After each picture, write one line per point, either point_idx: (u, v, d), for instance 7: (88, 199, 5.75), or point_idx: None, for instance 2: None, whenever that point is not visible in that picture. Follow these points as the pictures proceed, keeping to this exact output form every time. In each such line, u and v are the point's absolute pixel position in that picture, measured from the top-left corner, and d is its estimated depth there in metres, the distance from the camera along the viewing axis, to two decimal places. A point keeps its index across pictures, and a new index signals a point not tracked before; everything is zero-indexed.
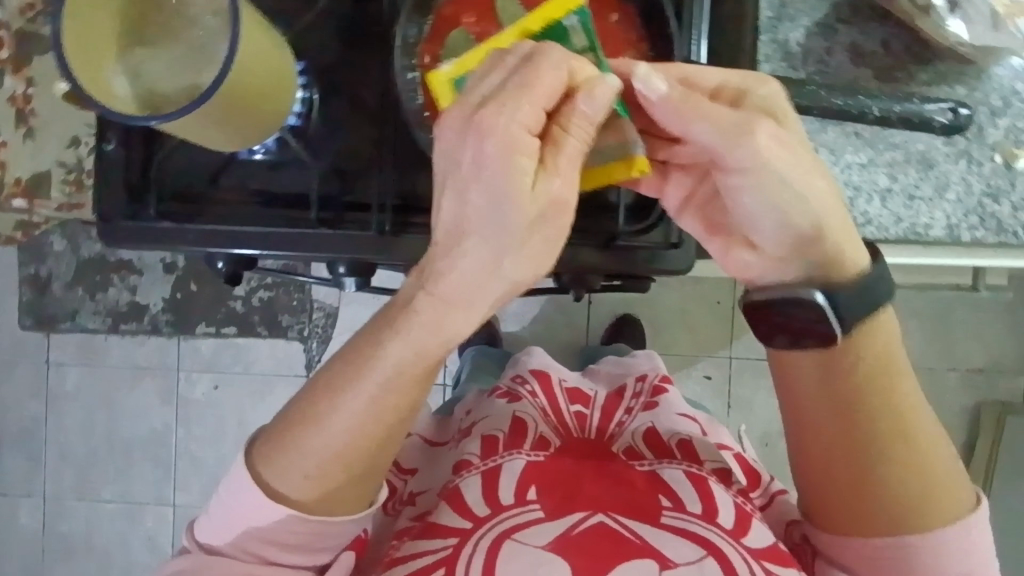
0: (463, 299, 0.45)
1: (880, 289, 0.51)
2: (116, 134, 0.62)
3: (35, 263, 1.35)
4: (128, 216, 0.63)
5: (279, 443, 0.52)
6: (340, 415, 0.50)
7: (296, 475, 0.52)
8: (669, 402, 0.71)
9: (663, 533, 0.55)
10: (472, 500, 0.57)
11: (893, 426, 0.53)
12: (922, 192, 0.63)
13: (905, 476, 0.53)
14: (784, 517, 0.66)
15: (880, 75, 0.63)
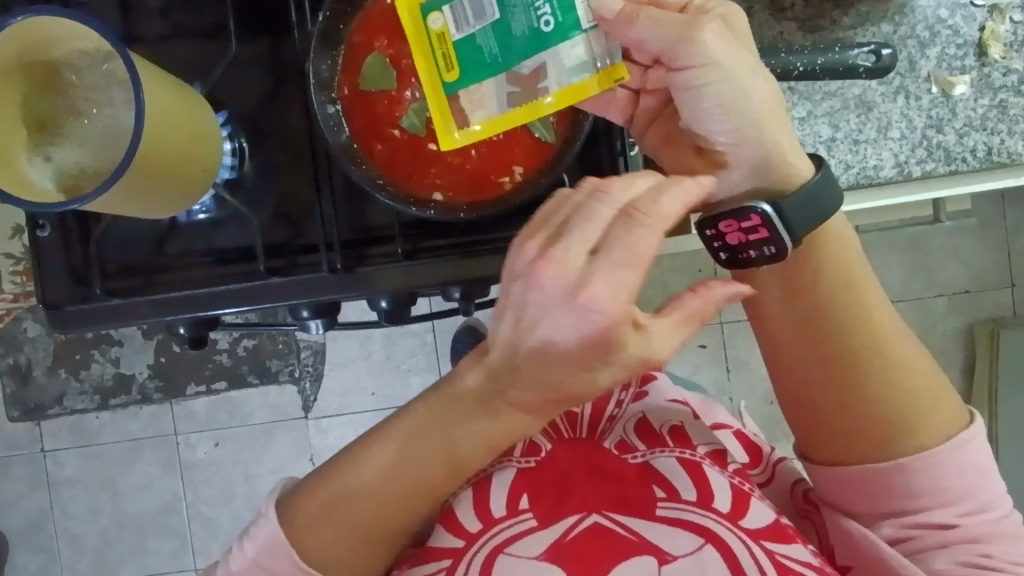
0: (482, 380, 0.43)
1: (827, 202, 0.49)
2: (50, 219, 0.61)
3: (12, 354, 1.33)
4: (76, 299, 0.62)
5: (321, 505, 0.52)
6: (386, 482, 0.51)
7: (333, 532, 0.52)
8: (659, 389, 0.67)
9: (657, 525, 0.54)
10: (464, 517, 0.56)
11: (873, 345, 0.53)
12: (866, 135, 0.63)
13: (891, 394, 0.53)
14: (787, 485, 0.64)
15: (804, 26, 0.62)
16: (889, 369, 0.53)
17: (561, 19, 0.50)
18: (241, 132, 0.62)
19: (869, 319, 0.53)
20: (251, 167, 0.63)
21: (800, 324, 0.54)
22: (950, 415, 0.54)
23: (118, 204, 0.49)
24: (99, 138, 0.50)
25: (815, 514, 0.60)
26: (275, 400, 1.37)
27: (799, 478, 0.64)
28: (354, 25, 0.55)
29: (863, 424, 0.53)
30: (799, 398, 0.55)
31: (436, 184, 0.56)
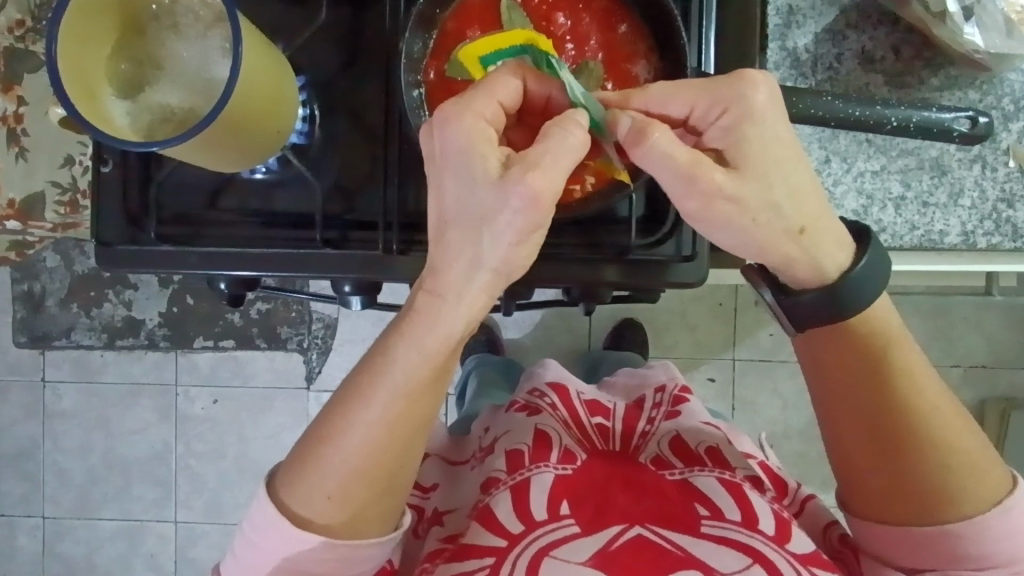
0: (452, 293, 0.43)
1: (863, 294, 0.48)
2: (113, 156, 0.61)
3: (29, 280, 1.34)
4: (127, 239, 0.62)
5: (296, 469, 0.49)
6: (351, 431, 0.48)
7: (311, 495, 0.49)
8: (691, 410, 0.69)
9: (703, 542, 0.54)
10: (504, 517, 0.56)
11: (916, 420, 0.51)
12: (936, 199, 0.63)
13: (932, 467, 0.51)
14: (819, 525, 0.64)
15: (890, 81, 0.62)
16: (932, 444, 0.51)
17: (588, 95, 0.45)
18: (315, 99, 0.62)
19: (914, 392, 0.51)
20: (321, 134, 0.62)
21: (842, 389, 0.53)
22: (992, 486, 0.52)
23: (199, 151, 0.49)
24: (192, 84, 0.50)
25: (851, 558, 0.59)
26: (280, 366, 1.36)
27: (832, 520, 0.64)
28: (450, 12, 0.55)
29: (901, 489, 0.52)
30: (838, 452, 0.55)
31: None
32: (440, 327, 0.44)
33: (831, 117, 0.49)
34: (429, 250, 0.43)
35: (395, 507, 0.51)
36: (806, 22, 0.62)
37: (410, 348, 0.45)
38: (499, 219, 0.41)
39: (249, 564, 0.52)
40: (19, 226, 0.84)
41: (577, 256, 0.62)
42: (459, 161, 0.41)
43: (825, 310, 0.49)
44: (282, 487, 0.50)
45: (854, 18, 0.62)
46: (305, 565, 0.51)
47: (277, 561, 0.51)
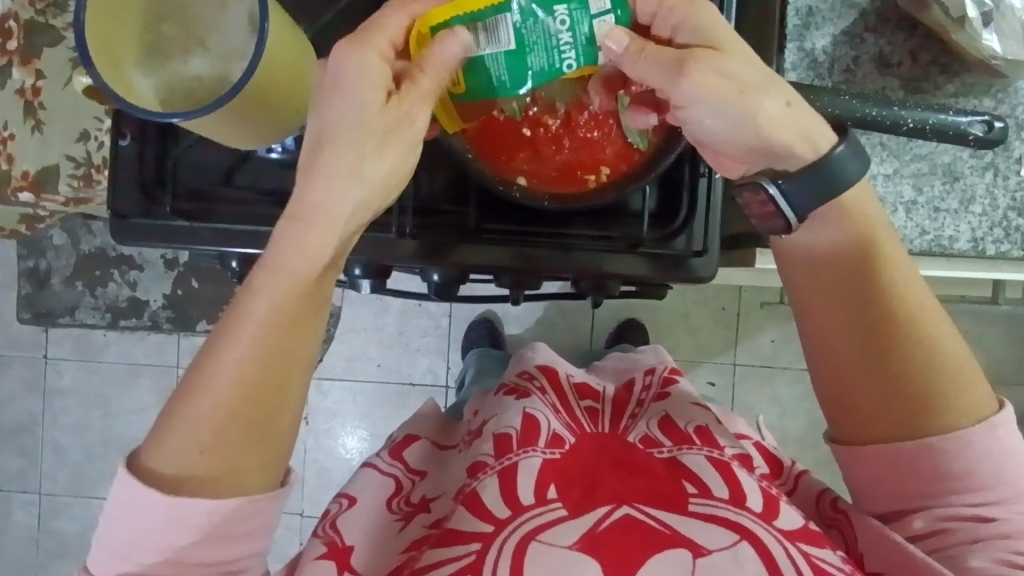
0: (323, 214, 0.44)
1: (849, 171, 0.49)
2: (132, 129, 0.62)
3: (35, 256, 1.34)
4: (141, 212, 0.62)
5: (154, 431, 0.46)
6: (218, 373, 0.45)
7: (168, 452, 0.46)
8: (679, 392, 0.71)
9: (691, 519, 0.53)
10: (492, 502, 0.55)
11: (901, 323, 0.51)
12: (948, 204, 0.64)
13: (914, 365, 0.51)
14: (811, 496, 0.60)
15: (907, 85, 0.62)
16: (925, 346, 0.51)
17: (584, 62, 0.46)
18: None
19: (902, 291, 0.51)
20: None
21: (822, 291, 0.53)
22: (981, 400, 0.51)
23: (218, 123, 0.50)
24: (216, 60, 0.50)
25: (844, 525, 0.55)
26: None
27: (824, 488, 0.60)
28: None
29: (891, 398, 0.51)
30: (820, 369, 0.54)
31: (523, 169, 0.55)
32: (304, 247, 0.44)
33: (848, 115, 0.50)
34: (306, 167, 0.44)
35: (277, 459, 0.48)
36: (825, 23, 0.62)
37: (267, 273, 0.45)
38: (369, 161, 0.44)
39: (128, 530, 0.46)
40: (32, 199, 0.84)
41: (587, 246, 0.62)
42: (345, 104, 0.43)
43: (807, 190, 0.49)
44: (144, 451, 0.46)
45: (872, 21, 0.62)
46: (201, 523, 0.46)
47: (163, 524, 0.46)
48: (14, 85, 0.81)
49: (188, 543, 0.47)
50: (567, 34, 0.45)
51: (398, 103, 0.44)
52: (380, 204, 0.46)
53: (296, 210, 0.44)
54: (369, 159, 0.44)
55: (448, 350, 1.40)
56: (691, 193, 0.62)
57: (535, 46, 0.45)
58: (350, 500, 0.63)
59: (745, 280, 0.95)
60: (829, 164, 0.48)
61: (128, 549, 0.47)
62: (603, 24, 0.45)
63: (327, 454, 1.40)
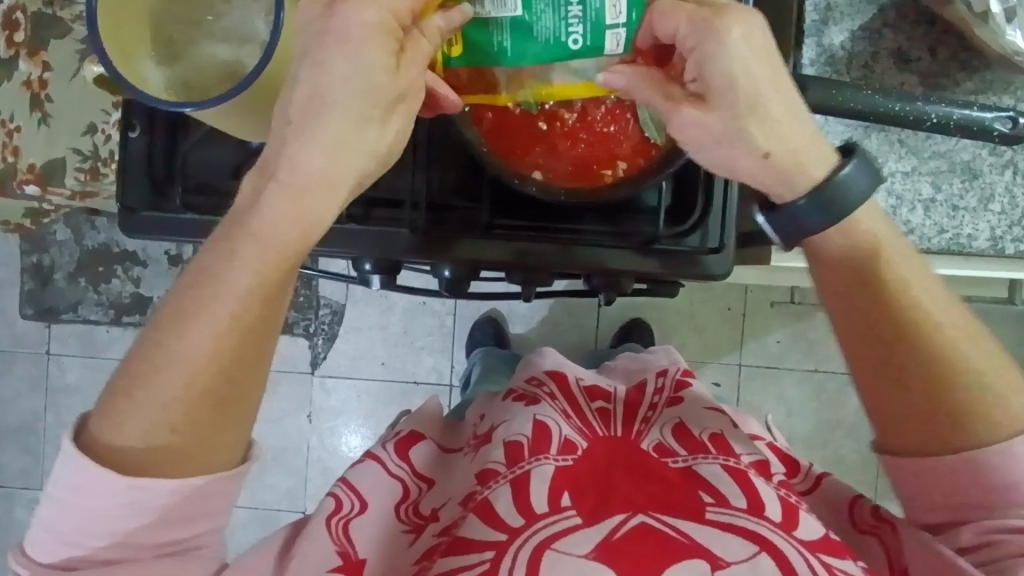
0: (319, 179, 0.44)
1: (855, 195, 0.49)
2: (142, 121, 0.61)
3: (38, 253, 1.34)
4: (150, 206, 0.61)
5: (107, 405, 0.45)
6: (185, 344, 0.44)
7: (123, 427, 0.44)
8: (693, 395, 0.70)
9: (708, 528, 0.52)
10: (504, 511, 0.54)
11: (923, 341, 0.51)
12: (967, 202, 0.66)
13: (955, 379, 0.50)
14: (842, 501, 0.60)
15: (925, 82, 0.62)
16: (950, 363, 0.50)
17: (590, 43, 0.45)
18: None
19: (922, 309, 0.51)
20: None
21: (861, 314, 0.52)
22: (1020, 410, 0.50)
23: (231, 115, 0.49)
24: (224, 51, 0.49)
25: (888, 532, 0.55)
26: (286, 350, 1.38)
27: (855, 495, 0.59)
28: None
29: (918, 414, 0.51)
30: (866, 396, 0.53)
31: (537, 163, 0.55)
32: (297, 216, 0.44)
33: (871, 111, 0.50)
34: (302, 123, 0.43)
35: (238, 438, 0.47)
36: (843, 19, 0.62)
37: (245, 237, 0.44)
38: (372, 127, 0.44)
39: (79, 512, 0.45)
40: (38, 192, 0.84)
41: (599, 241, 0.61)
42: (353, 69, 0.41)
43: (814, 215, 0.50)
44: (95, 428, 0.45)
45: (891, 17, 0.62)
46: (161, 504, 0.46)
47: (123, 506, 0.45)
48: (20, 77, 0.79)
49: (144, 525, 0.46)
50: (578, 7, 0.44)
51: (406, 69, 0.43)
52: (376, 169, 0.46)
53: (291, 180, 0.43)
54: (372, 128, 0.44)
55: (453, 349, 1.39)
56: (707, 192, 0.61)
57: (541, 15, 0.44)
58: (362, 504, 0.62)
59: (756, 278, 0.95)
60: (828, 187, 0.49)
61: (76, 529, 0.46)
62: (615, 6, 0.44)
63: (331, 453, 1.39)
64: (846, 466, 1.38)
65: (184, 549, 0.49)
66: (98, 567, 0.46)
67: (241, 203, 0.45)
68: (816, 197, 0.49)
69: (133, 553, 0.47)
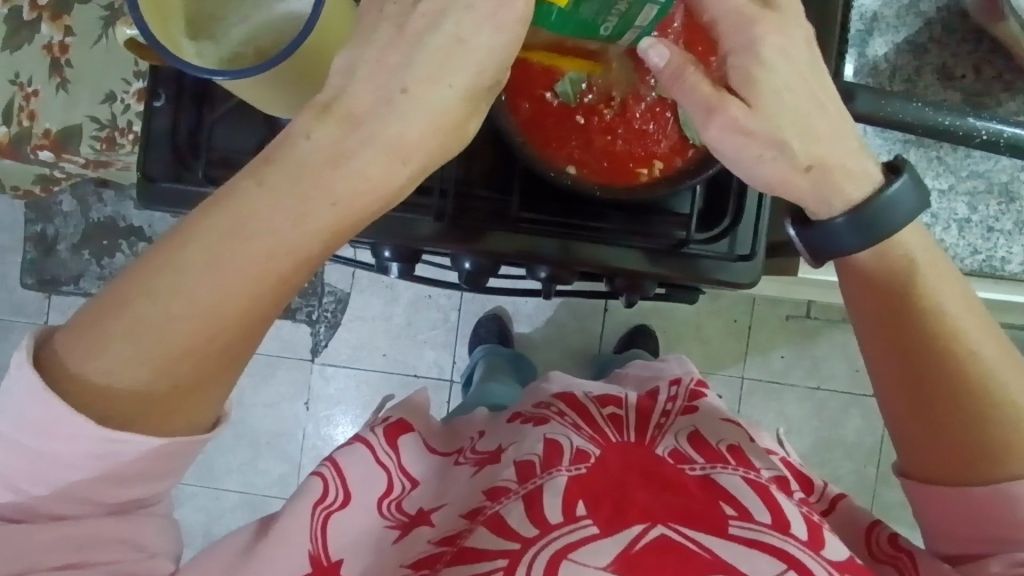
0: (399, 154, 0.40)
1: (896, 214, 0.49)
2: (167, 90, 0.59)
3: (43, 222, 1.32)
4: (170, 176, 0.60)
5: (89, 339, 0.40)
6: (191, 292, 0.40)
7: (112, 369, 0.40)
8: (707, 406, 0.69)
9: (732, 544, 0.51)
10: (517, 523, 0.53)
11: (966, 373, 0.51)
12: (1002, 225, 0.67)
13: (985, 414, 0.50)
14: (859, 528, 0.60)
15: (970, 99, 0.63)
16: (987, 396, 0.50)
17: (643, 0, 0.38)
18: None
19: (966, 339, 0.51)
20: None
21: (892, 342, 0.52)
22: None
23: (263, 87, 0.48)
24: (259, 23, 0.48)
25: (906, 562, 0.56)
26: (286, 335, 1.37)
27: (873, 521, 0.60)
28: None
29: (950, 443, 0.51)
30: (895, 419, 0.54)
31: (573, 156, 0.53)
32: (374, 180, 0.41)
33: (919, 124, 0.49)
34: (405, 111, 0.40)
35: (219, 398, 0.44)
36: (888, 31, 0.63)
37: (322, 203, 0.40)
38: (471, 121, 0.42)
39: (37, 455, 0.42)
40: (52, 157, 0.82)
41: (629, 244, 0.60)
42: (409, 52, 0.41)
43: (850, 235, 0.49)
44: (74, 365, 0.40)
45: (937, 32, 0.63)
46: (131, 459, 0.43)
47: (91, 456, 0.42)
48: (41, 40, 0.78)
49: (104, 476, 0.43)
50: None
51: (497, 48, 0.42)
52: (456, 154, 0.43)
53: (390, 143, 0.40)
54: (473, 120, 0.42)
55: (456, 345, 1.38)
56: (740, 198, 0.60)
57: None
58: (345, 496, 0.60)
59: (771, 289, 0.94)
60: (874, 207, 0.48)
61: (23, 474, 0.43)
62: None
63: (325, 442, 1.38)
64: (843, 487, 1.37)
65: (137, 506, 0.47)
66: (47, 521, 0.44)
67: (306, 154, 0.40)
68: (855, 217, 0.49)
69: (85, 506, 0.45)
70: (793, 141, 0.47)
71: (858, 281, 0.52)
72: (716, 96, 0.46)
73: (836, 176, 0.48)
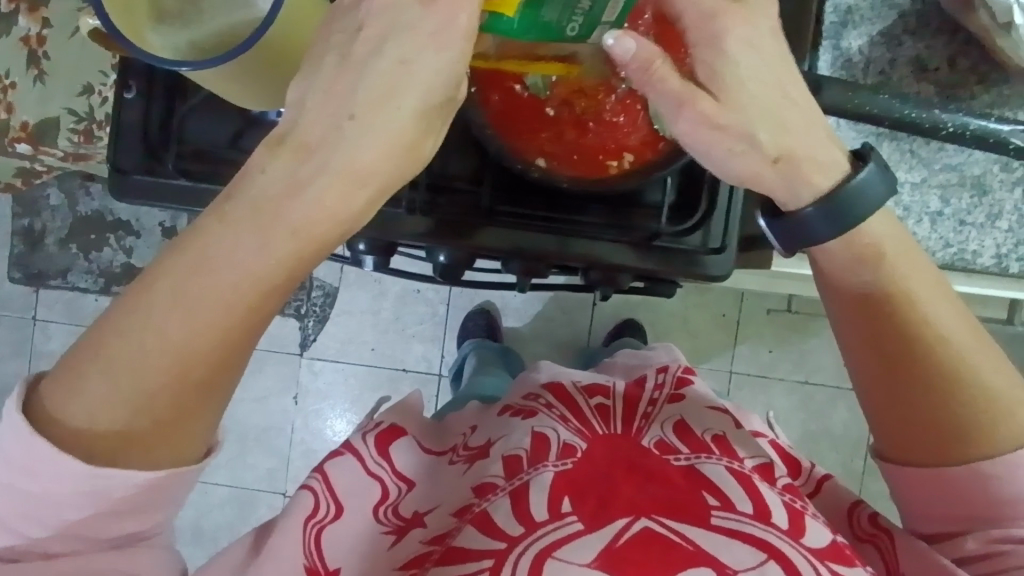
0: (354, 177, 0.42)
1: (862, 204, 0.49)
2: (138, 82, 0.59)
3: (30, 216, 1.32)
4: (142, 170, 0.59)
5: (73, 384, 0.42)
6: (163, 329, 0.42)
7: (92, 411, 0.42)
8: (693, 393, 0.70)
9: (714, 534, 0.52)
10: (503, 520, 0.53)
11: (940, 355, 0.51)
12: (975, 219, 0.67)
13: (959, 394, 0.50)
14: (843, 508, 0.61)
15: (944, 92, 0.63)
16: (961, 377, 0.51)
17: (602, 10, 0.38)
18: None
19: (937, 322, 0.51)
20: None
21: (866, 328, 0.52)
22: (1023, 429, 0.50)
23: (229, 77, 0.47)
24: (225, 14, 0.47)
25: (885, 541, 0.56)
26: (274, 329, 1.37)
27: (857, 500, 0.61)
28: None
29: (925, 428, 0.51)
30: (870, 406, 0.54)
31: (543, 149, 0.54)
32: (328, 209, 0.42)
33: (886, 116, 0.49)
34: (359, 135, 0.41)
35: (203, 431, 0.46)
36: (862, 23, 0.63)
37: (281, 233, 0.42)
38: (427, 139, 0.43)
39: (28, 496, 0.43)
40: (29, 150, 0.82)
41: (603, 236, 0.60)
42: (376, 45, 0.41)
43: (823, 225, 0.49)
44: (59, 409, 0.42)
45: (912, 24, 0.63)
46: (120, 494, 0.44)
47: (78, 494, 0.43)
48: (19, 33, 0.78)
49: (98, 514, 0.45)
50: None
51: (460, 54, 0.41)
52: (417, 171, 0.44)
53: (345, 168, 0.42)
54: (428, 141, 0.43)
55: (445, 339, 1.38)
56: (712, 189, 0.60)
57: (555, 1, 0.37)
58: (337, 508, 0.60)
59: (757, 284, 0.95)
60: (842, 197, 0.49)
61: (18, 516, 0.44)
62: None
63: (315, 436, 1.38)
64: None
65: (135, 542, 0.47)
66: (40, 560, 0.45)
67: (263, 187, 0.42)
68: (824, 206, 0.49)
69: (82, 545, 0.46)
70: (764, 132, 0.47)
71: (831, 270, 0.53)
72: (687, 90, 0.46)
73: (800, 167, 0.48)
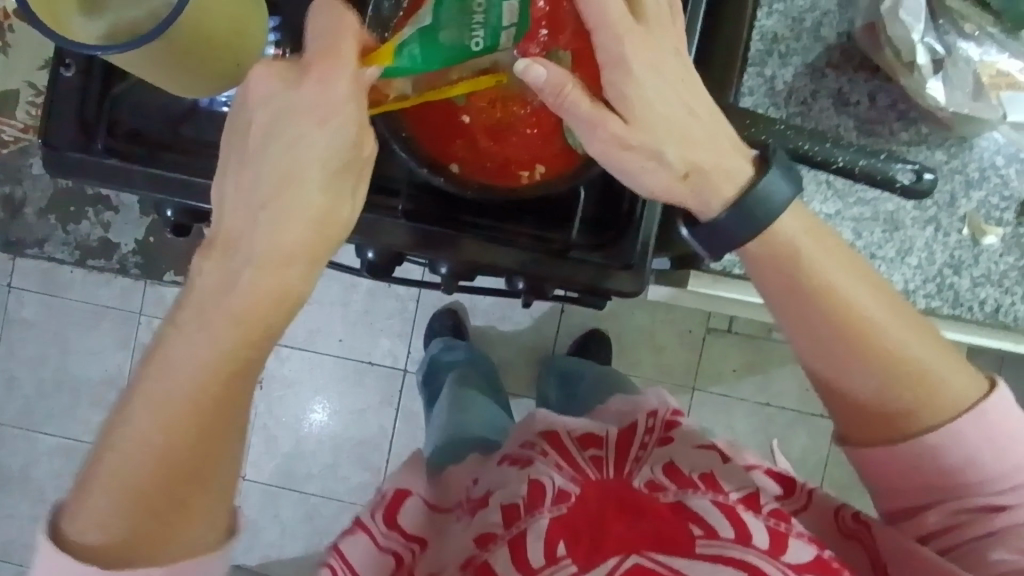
0: (280, 254, 0.44)
1: (778, 198, 0.50)
2: (76, 61, 0.61)
3: (10, 183, 1.26)
4: (76, 148, 0.61)
5: (81, 504, 0.44)
6: (145, 430, 0.44)
7: (103, 524, 0.44)
8: (682, 432, 0.68)
9: (699, 563, 0.52)
10: (503, 570, 0.55)
11: (874, 344, 0.52)
12: (885, 252, 0.70)
13: (899, 374, 0.52)
14: (828, 511, 0.60)
15: (862, 126, 0.68)
16: (897, 359, 0.52)
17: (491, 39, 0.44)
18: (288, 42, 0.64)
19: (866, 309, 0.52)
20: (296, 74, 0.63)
21: (802, 327, 0.53)
22: (962, 386, 0.53)
23: (147, 57, 0.49)
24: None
25: (867, 541, 0.57)
26: None
27: (842, 503, 0.60)
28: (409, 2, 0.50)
29: (871, 410, 0.54)
30: (824, 397, 0.56)
31: (459, 155, 0.55)
32: (271, 284, 0.45)
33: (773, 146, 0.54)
34: (261, 208, 0.44)
35: (213, 516, 0.47)
36: (789, 54, 0.67)
37: (222, 320, 0.45)
38: (342, 201, 0.45)
39: None
40: None
41: (525, 243, 0.62)
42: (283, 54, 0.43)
43: (738, 228, 0.50)
44: (69, 533, 0.44)
45: (836, 57, 0.67)
46: None
47: None
48: None
49: None
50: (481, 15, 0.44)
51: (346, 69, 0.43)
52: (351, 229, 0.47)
53: (267, 252, 0.44)
54: (342, 205, 0.45)
55: (411, 336, 1.39)
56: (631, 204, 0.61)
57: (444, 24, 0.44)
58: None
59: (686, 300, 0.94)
60: (748, 201, 0.50)
61: None
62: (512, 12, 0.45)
63: (279, 424, 1.40)
64: None
65: None
66: None
67: (205, 282, 0.45)
68: (737, 208, 0.50)
69: None
70: (676, 153, 0.48)
71: (767, 277, 0.53)
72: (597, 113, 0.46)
73: (711, 185, 0.50)
